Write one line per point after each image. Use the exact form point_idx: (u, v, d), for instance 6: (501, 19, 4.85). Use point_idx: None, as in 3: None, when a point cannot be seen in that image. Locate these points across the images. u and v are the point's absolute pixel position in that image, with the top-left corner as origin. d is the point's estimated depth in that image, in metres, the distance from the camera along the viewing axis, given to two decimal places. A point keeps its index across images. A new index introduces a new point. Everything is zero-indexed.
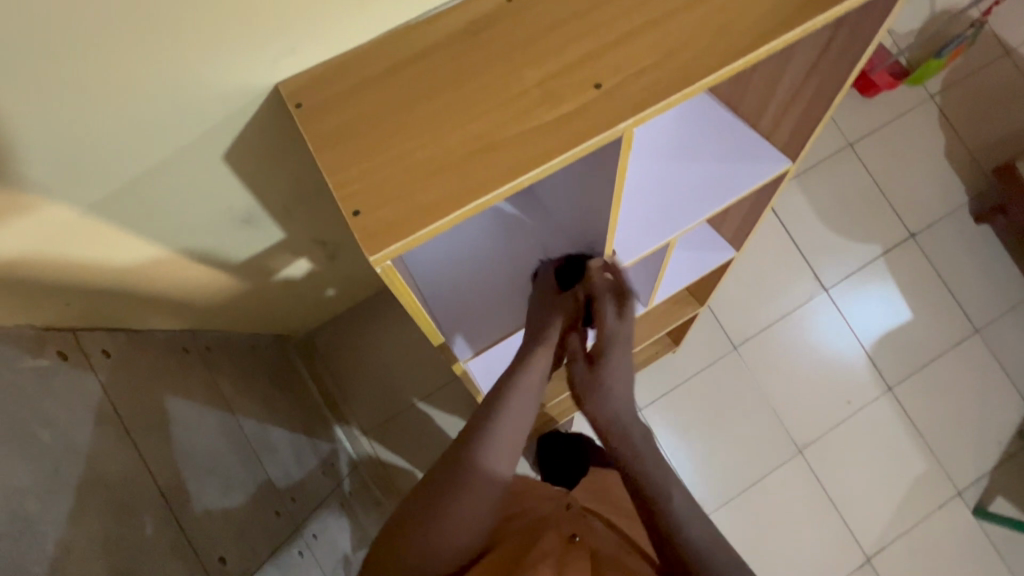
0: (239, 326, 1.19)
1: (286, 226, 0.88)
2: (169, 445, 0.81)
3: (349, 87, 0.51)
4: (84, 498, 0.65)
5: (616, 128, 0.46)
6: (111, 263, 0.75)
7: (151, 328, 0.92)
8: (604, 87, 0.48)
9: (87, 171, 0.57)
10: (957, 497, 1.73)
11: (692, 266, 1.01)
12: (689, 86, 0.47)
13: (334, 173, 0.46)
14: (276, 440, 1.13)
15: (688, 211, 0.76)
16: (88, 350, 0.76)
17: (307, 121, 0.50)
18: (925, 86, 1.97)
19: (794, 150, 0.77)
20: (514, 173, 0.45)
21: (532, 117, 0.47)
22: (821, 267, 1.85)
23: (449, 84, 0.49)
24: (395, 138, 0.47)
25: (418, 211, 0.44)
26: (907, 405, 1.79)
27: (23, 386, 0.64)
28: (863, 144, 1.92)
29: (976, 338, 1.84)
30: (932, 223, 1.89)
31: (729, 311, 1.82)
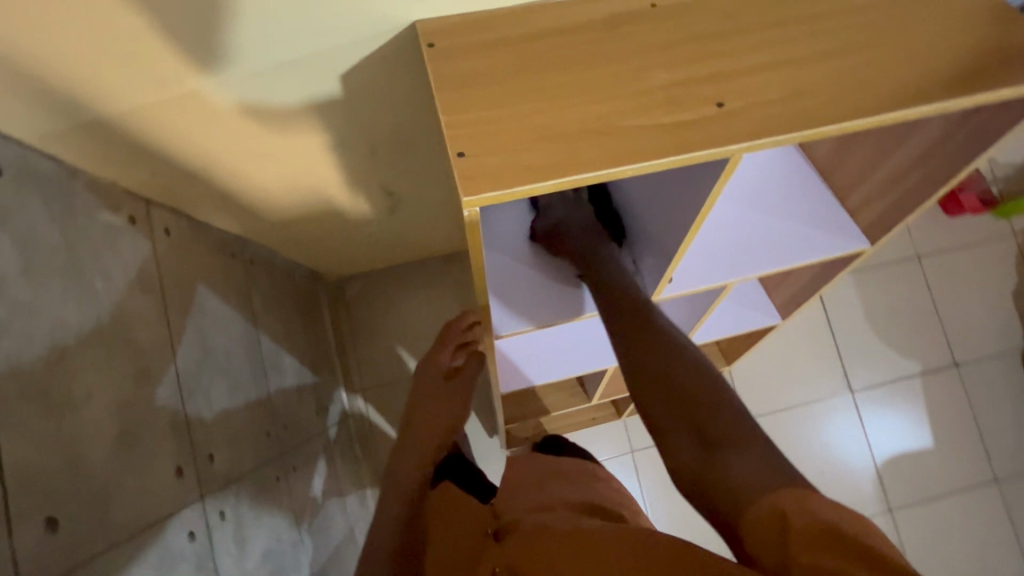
0: (283, 249, 1.22)
1: (363, 164, 0.91)
2: (192, 332, 0.84)
3: (482, 42, 0.53)
4: (111, 352, 0.67)
5: (729, 147, 0.46)
6: (201, 159, 0.78)
7: (208, 225, 0.96)
8: (727, 107, 0.48)
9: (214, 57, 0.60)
10: None
11: (733, 321, 1.00)
12: (811, 129, 0.47)
13: (450, 115, 0.48)
14: (285, 365, 1.15)
15: (755, 260, 0.75)
16: (153, 225, 0.80)
17: (434, 63, 0.52)
18: (1010, 221, 1.91)
19: (876, 233, 0.76)
20: (619, 161, 0.45)
21: (649, 114, 0.48)
22: (853, 368, 1.80)
23: (578, 64, 0.51)
24: (513, 99, 0.49)
25: (519, 167, 0.45)
26: (902, 532, 1.71)
27: (92, 235, 0.68)
28: (931, 259, 1.87)
29: (994, 487, 1.75)
30: (979, 358, 1.83)
31: (750, 383, 1.78)
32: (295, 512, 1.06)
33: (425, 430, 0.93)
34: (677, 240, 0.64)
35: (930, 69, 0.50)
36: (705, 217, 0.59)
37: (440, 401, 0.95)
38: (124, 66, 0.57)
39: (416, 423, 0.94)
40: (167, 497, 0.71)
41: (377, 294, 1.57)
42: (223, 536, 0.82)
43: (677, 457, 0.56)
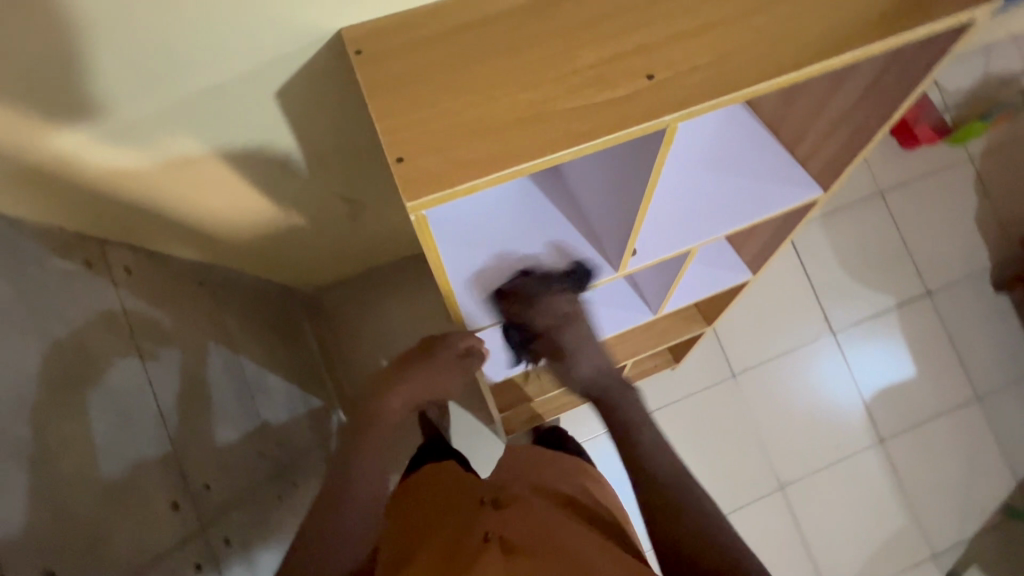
0: (254, 270, 1.21)
1: (318, 176, 0.90)
2: (170, 367, 0.83)
3: (409, 42, 0.53)
4: (83, 399, 0.67)
5: (661, 119, 0.47)
6: (149, 189, 0.77)
7: (170, 256, 0.94)
8: (656, 79, 0.49)
9: (139, 85, 0.59)
10: (932, 559, 1.72)
11: (706, 282, 1.02)
12: (739, 90, 0.48)
13: (384, 120, 0.48)
14: (272, 386, 1.14)
15: (714, 221, 0.77)
16: (111, 265, 0.79)
17: (364, 69, 0.51)
18: (965, 146, 1.95)
19: (827, 179, 0.77)
20: (557, 147, 0.46)
21: (581, 95, 0.48)
22: (832, 310, 1.85)
23: (506, 53, 0.50)
24: (447, 96, 0.49)
25: (459, 165, 0.45)
26: (895, 459, 1.78)
27: (45, 285, 0.67)
28: (895, 194, 1.91)
29: (976, 404, 1.82)
30: (950, 284, 1.88)
31: (735, 338, 1.82)
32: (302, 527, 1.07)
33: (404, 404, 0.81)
34: (632, 214, 0.65)
35: (847, 16, 0.51)
36: (654, 188, 0.60)
37: (433, 381, 0.83)
38: (45, 93, 0.57)
39: (399, 397, 0.81)
40: (165, 533, 0.72)
41: (357, 301, 1.55)
42: (229, 562, 0.83)
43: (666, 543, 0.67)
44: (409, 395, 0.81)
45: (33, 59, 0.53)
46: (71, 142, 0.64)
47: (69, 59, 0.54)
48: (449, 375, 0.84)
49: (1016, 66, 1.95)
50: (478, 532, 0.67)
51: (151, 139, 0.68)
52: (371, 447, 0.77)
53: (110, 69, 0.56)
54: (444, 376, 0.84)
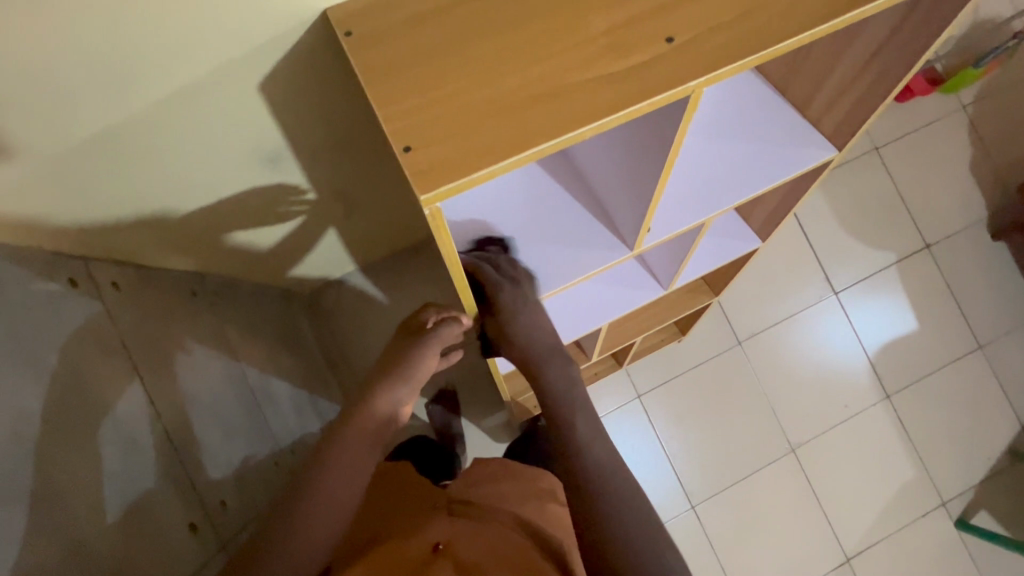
0: (247, 275, 1.16)
1: (308, 171, 0.86)
2: (172, 383, 0.79)
3: (404, 18, 0.48)
4: (88, 424, 0.64)
5: (687, 85, 0.43)
6: (128, 197, 0.72)
7: (158, 267, 0.90)
8: (676, 42, 0.45)
9: (109, 86, 0.55)
10: (941, 508, 1.75)
11: (715, 254, 0.99)
12: (767, 49, 0.44)
13: (385, 107, 0.44)
14: (278, 393, 1.10)
15: (727, 190, 0.73)
16: (97, 282, 0.74)
17: (356, 53, 0.47)
18: (957, 95, 1.94)
19: (841, 139, 0.74)
20: (578, 122, 0.42)
21: (598, 65, 0.44)
22: (832, 270, 1.84)
23: (511, 23, 0.47)
24: (451, 76, 0.45)
25: (474, 150, 0.42)
26: (902, 414, 1.79)
27: (33, 308, 0.63)
28: (890, 149, 1.90)
29: (978, 353, 1.84)
30: (949, 236, 1.88)
31: (739, 305, 1.81)
32: None
33: (383, 388, 0.73)
34: (650, 189, 0.61)
35: None
36: (675, 160, 0.56)
37: (402, 366, 0.72)
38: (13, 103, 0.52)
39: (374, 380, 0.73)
40: (187, 555, 0.71)
41: (356, 297, 1.50)
42: None
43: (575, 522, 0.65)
44: (382, 379, 0.73)
45: None
46: (44, 153, 0.59)
47: (29, 61, 0.49)
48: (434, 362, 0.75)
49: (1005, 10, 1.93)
50: (428, 541, 0.73)
51: (128, 142, 0.63)
52: (341, 482, 0.69)
53: (79, 69, 0.51)
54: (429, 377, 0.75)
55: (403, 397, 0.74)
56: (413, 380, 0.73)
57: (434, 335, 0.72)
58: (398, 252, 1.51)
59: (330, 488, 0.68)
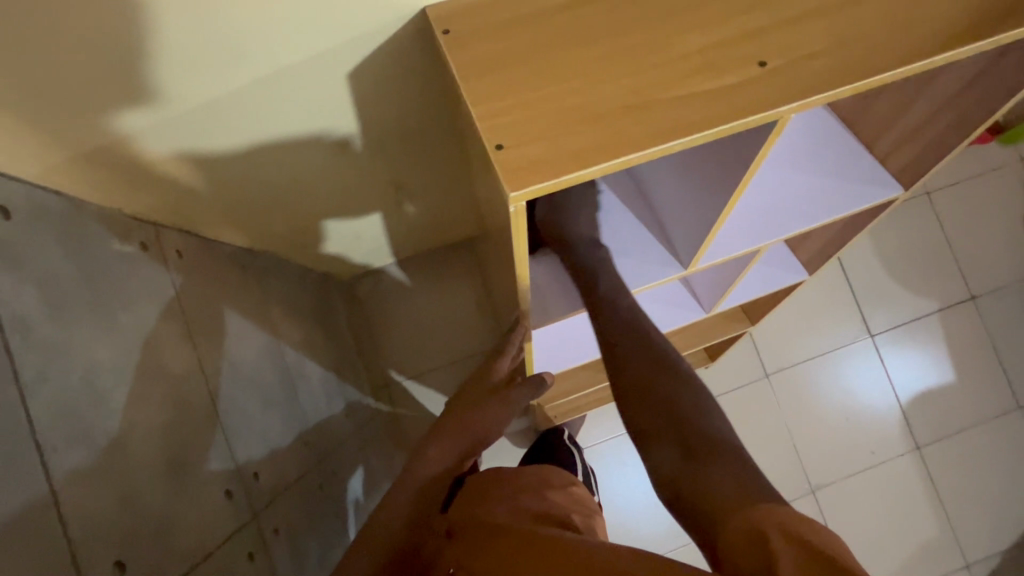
0: (293, 257, 1.19)
1: (372, 161, 0.88)
2: (221, 351, 0.82)
3: (500, 21, 0.50)
4: (150, 382, 0.67)
5: (778, 109, 0.44)
6: (203, 167, 0.76)
7: (217, 239, 0.93)
8: (770, 65, 0.45)
9: (211, 62, 0.58)
10: (965, 570, 1.68)
11: (761, 282, 0.99)
12: (862, 80, 0.45)
13: (479, 105, 0.46)
14: (311, 374, 1.12)
15: (788, 219, 0.73)
16: (165, 247, 0.77)
17: (452, 51, 0.49)
18: (1017, 147, 1.89)
19: (908, 178, 0.74)
20: (668, 135, 0.43)
21: (690, 82, 0.45)
22: (870, 312, 1.80)
23: (606, 34, 0.48)
24: (543, 80, 0.46)
25: (565, 154, 0.43)
26: (931, 468, 1.74)
27: (110, 265, 0.66)
28: (941, 195, 1.86)
29: (1018, 414, 1.77)
30: (996, 290, 1.82)
31: (770, 338, 1.78)
32: (341, 517, 1.05)
33: (463, 436, 0.83)
34: (716, 209, 0.61)
35: (969, 4, 0.47)
36: (747, 182, 0.56)
37: (483, 415, 0.84)
38: (122, 68, 0.55)
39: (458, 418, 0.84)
40: (222, 520, 0.73)
41: (390, 290, 1.52)
42: (278, 548, 0.83)
43: (660, 466, 0.57)
44: (465, 426, 0.83)
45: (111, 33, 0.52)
46: (139, 119, 0.62)
47: (144, 30, 0.52)
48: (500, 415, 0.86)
49: None
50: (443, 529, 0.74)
51: (215, 116, 0.66)
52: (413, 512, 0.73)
53: (188, 42, 0.54)
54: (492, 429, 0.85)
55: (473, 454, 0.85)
56: (485, 438, 0.85)
57: (516, 397, 0.88)
58: (436, 249, 1.53)
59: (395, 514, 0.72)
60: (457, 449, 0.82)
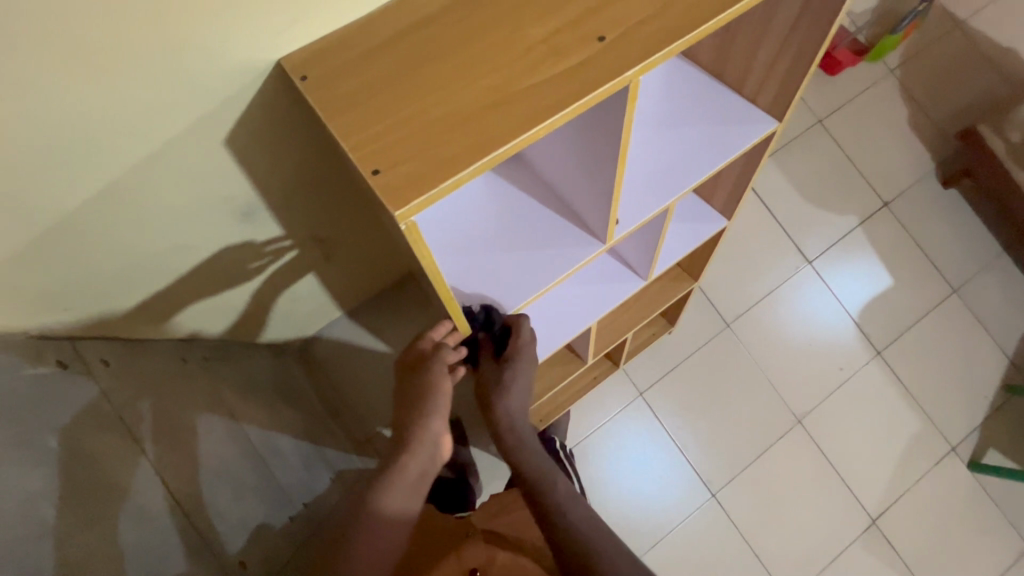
0: (235, 335, 1.16)
1: (285, 220, 0.88)
2: (177, 448, 0.79)
3: (355, 53, 0.52)
4: (95, 499, 0.65)
5: (624, 76, 0.47)
6: (109, 272, 0.75)
7: (146, 340, 0.91)
8: (608, 39, 0.49)
9: (83, 162, 0.59)
10: (953, 454, 1.78)
11: (687, 238, 1.03)
12: (690, 34, 0.49)
13: (348, 137, 0.47)
14: (284, 448, 1.09)
15: (684, 174, 0.78)
16: (87, 361, 0.76)
17: (314, 93, 0.50)
18: (884, 61, 2.06)
19: (779, 111, 0.80)
20: (529, 124, 0.45)
21: (540, 70, 0.48)
22: (803, 241, 1.91)
23: (456, 45, 0.50)
24: (405, 100, 0.48)
25: (439, 163, 0.45)
26: (895, 367, 1.84)
27: (28, 392, 0.65)
28: (832, 119, 2.00)
29: (955, 298, 1.90)
30: (904, 191, 1.97)
31: (721, 290, 1.86)
32: None
33: (410, 427, 0.76)
34: (610, 180, 0.65)
35: None
36: (626, 149, 0.60)
37: (411, 398, 0.76)
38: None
39: (400, 409, 0.77)
40: None
41: (346, 343, 1.49)
42: None
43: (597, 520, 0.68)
44: (402, 415, 0.77)
45: None
46: (23, 233, 0.62)
47: (1, 145, 0.53)
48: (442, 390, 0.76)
49: None
50: (466, 564, 0.75)
51: (102, 212, 0.66)
52: (375, 538, 0.71)
53: (50, 143, 0.55)
54: (442, 405, 0.76)
55: (437, 432, 0.77)
56: (428, 413, 0.75)
57: (436, 362, 0.76)
58: (382, 290, 1.52)
59: (359, 549, 0.70)
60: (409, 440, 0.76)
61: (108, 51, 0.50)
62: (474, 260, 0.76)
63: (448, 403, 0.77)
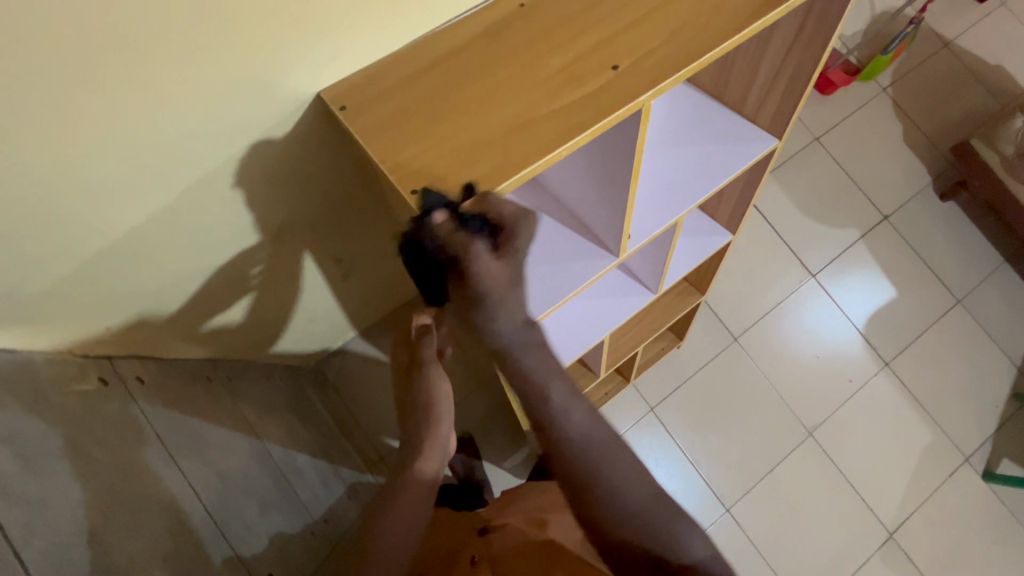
0: (256, 354, 1.19)
1: (308, 241, 0.93)
2: (206, 464, 0.81)
3: (389, 85, 0.57)
4: (135, 509, 0.68)
5: (638, 99, 0.51)
6: (147, 293, 0.79)
7: (173, 358, 0.93)
8: (621, 67, 0.53)
9: (139, 186, 0.64)
10: (966, 464, 1.77)
11: (694, 251, 1.07)
12: (698, 59, 0.53)
13: (387, 161, 0.52)
14: (305, 465, 1.11)
15: (693, 189, 0.82)
16: (124, 376, 0.79)
17: (353, 121, 0.55)
18: (877, 81, 2.13)
19: (778, 129, 0.85)
20: (552, 145, 0.50)
21: (560, 95, 0.53)
22: (806, 255, 1.94)
23: (482, 75, 0.55)
24: (438, 126, 0.53)
25: (472, 183, 0.49)
26: (904, 378, 1.85)
27: (72, 408, 0.68)
28: (828, 137, 2.06)
29: (959, 308, 1.93)
30: (902, 205, 2.01)
31: (727, 304, 1.88)
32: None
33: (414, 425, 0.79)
34: (623, 196, 0.69)
35: None
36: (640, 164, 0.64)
37: (426, 407, 0.78)
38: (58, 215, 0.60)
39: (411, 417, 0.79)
40: None
41: (361, 362, 1.52)
42: None
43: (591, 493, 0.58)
44: (415, 422, 0.79)
45: (45, 187, 0.57)
46: (75, 255, 0.66)
47: (71, 174, 0.58)
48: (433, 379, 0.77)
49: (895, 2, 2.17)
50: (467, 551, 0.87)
51: (146, 233, 0.70)
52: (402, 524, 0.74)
53: (112, 170, 0.60)
54: (436, 394, 0.78)
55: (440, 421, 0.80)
56: (439, 417, 0.79)
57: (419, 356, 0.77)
58: (395, 310, 1.55)
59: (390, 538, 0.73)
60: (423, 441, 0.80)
61: (162, 85, 0.56)
62: None
63: (451, 402, 0.81)
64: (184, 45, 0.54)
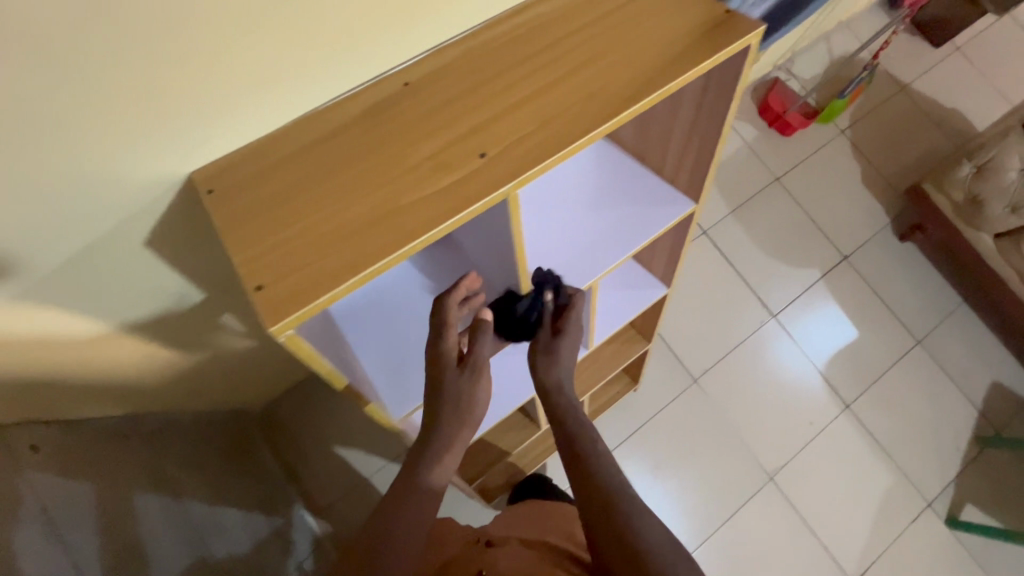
0: (184, 406, 1.17)
1: (223, 300, 0.92)
2: (96, 537, 0.79)
3: (259, 167, 0.56)
4: None
5: (500, 190, 0.51)
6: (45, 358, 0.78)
7: (80, 418, 0.92)
8: (490, 154, 0.53)
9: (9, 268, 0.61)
10: (929, 510, 1.75)
11: (629, 305, 1.07)
12: (564, 149, 0.53)
13: (238, 253, 0.50)
14: (226, 520, 1.10)
15: (608, 253, 0.82)
16: (14, 448, 0.75)
17: (214, 206, 0.54)
18: (835, 123, 2.17)
19: (695, 192, 0.85)
20: (406, 239, 0.49)
21: (425, 183, 0.52)
22: (766, 295, 1.94)
23: (351, 160, 0.54)
24: (299, 215, 0.52)
25: (320, 278, 0.48)
26: (865, 420, 1.83)
27: None
28: (788, 177, 2.08)
29: (918, 349, 1.92)
30: (862, 245, 2.02)
31: (687, 345, 1.87)
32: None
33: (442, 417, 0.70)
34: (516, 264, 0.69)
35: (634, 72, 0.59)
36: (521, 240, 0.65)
37: (461, 404, 0.70)
38: None
39: (436, 420, 0.70)
40: None
41: (306, 408, 1.48)
42: None
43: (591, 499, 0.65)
44: (443, 419, 0.69)
45: None
46: None
47: None
48: (473, 374, 0.70)
49: (851, 48, 2.23)
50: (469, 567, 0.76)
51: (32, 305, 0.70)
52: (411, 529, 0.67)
53: None
54: (474, 391, 0.70)
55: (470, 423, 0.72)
56: (468, 416, 0.71)
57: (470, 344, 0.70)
58: None
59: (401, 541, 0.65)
60: (444, 441, 0.70)
61: (27, 173, 0.53)
62: (389, 342, 0.78)
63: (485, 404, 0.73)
64: (45, 132, 0.51)
